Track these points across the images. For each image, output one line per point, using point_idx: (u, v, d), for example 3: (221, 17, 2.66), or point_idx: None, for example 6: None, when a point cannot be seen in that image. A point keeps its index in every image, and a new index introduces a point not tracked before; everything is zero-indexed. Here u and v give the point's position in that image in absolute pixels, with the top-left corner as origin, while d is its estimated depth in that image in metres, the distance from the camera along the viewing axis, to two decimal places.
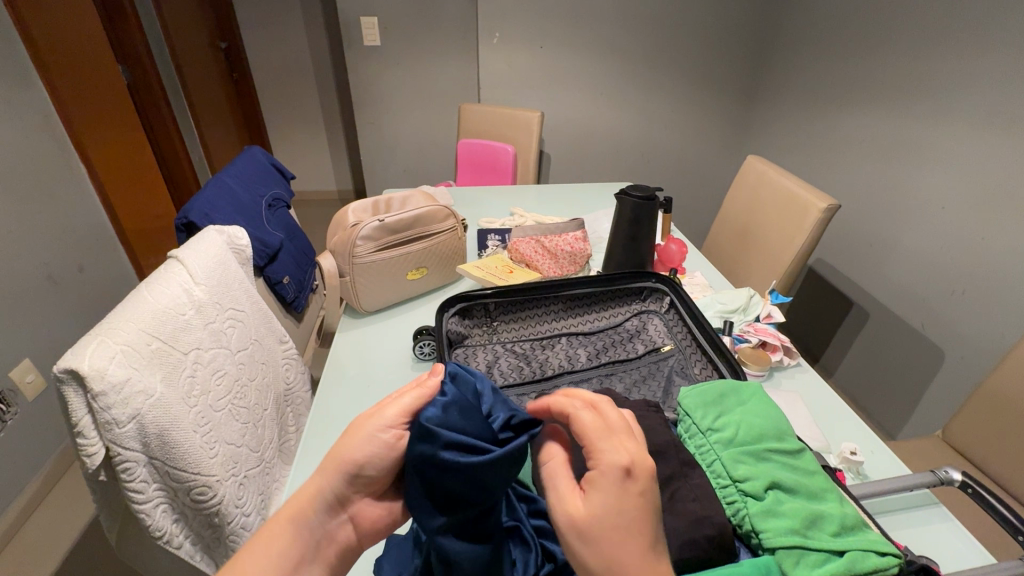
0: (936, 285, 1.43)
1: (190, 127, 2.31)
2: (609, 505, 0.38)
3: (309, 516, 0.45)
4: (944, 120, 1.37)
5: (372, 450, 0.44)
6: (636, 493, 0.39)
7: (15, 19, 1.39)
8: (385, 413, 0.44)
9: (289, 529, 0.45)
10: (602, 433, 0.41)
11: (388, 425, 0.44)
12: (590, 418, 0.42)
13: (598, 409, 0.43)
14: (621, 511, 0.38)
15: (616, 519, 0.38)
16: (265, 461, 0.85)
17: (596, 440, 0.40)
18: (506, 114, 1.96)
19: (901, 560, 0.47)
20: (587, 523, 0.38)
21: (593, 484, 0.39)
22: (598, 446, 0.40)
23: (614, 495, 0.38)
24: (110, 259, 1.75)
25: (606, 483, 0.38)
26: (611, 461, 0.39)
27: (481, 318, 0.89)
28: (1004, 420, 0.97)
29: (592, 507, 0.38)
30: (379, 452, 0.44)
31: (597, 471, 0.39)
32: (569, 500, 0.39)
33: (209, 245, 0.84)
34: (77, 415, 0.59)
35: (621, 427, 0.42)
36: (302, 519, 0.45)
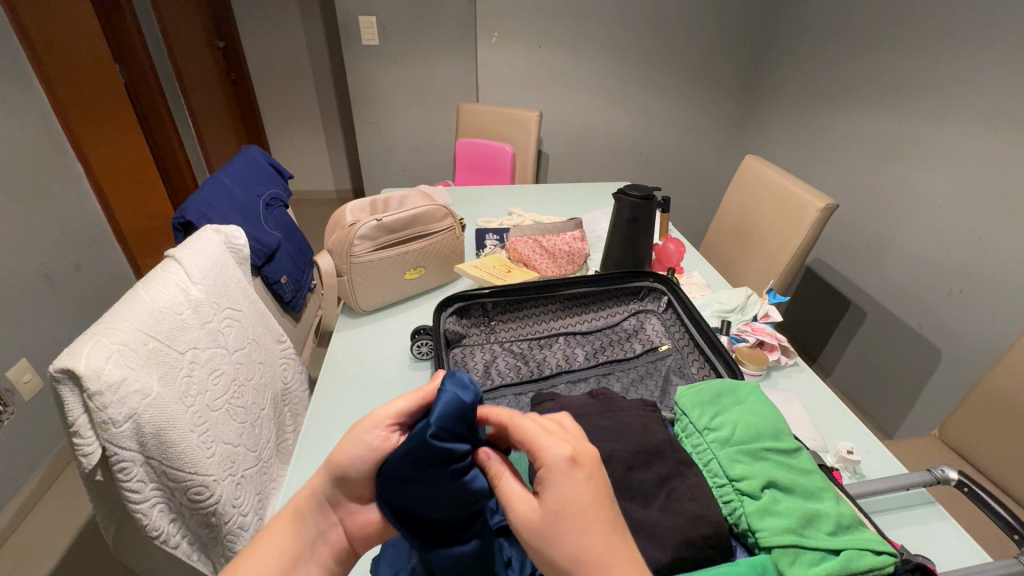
0: (934, 284, 1.43)
1: (187, 127, 2.30)
2: (562, 499, 0.38)
3: (302, 515, 0.46)
4: (942, 120, 1.37)
5: (357, 452, 0.43)
6: (584, 480, 0.39)
7: (13, 18, 1.39)
8: (377, 412, 0.44)
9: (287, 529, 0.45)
10: (541, 430, 0.41)
11: (378, 424, 0.43)
12: (524, 421, 0.41)
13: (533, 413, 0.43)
14: (572, 502, 0.38)
15: (569, 511, 0.38)
16: (262, 461, 0.85)
17: (534, 440, 0.40)
18: (505, 114, 1.96)
19: (897, 558, 0.47)
20: (544, 522, 0.38)
21: (543, 482, 0.39)
22: (538, 444, 0.40)
23: (567, 487, 0.38)
24: (108, 258, 1.74)
25: (555, 477, 0.39)
26: (556, 454, 0.39)
27: (479, 317, 0.89)
28: (1001, 419, 0.98)
29: (547, 506, 0.39)
30: (363, 453, 0.43)
31: (543, 467, 0.39)
32: (527, 509, 0.40)
33: (206, 244, 0.84)
34: (73, 415, 0.59)
35: (561, 425, 0.42)
36: (297, 515, 0.45)
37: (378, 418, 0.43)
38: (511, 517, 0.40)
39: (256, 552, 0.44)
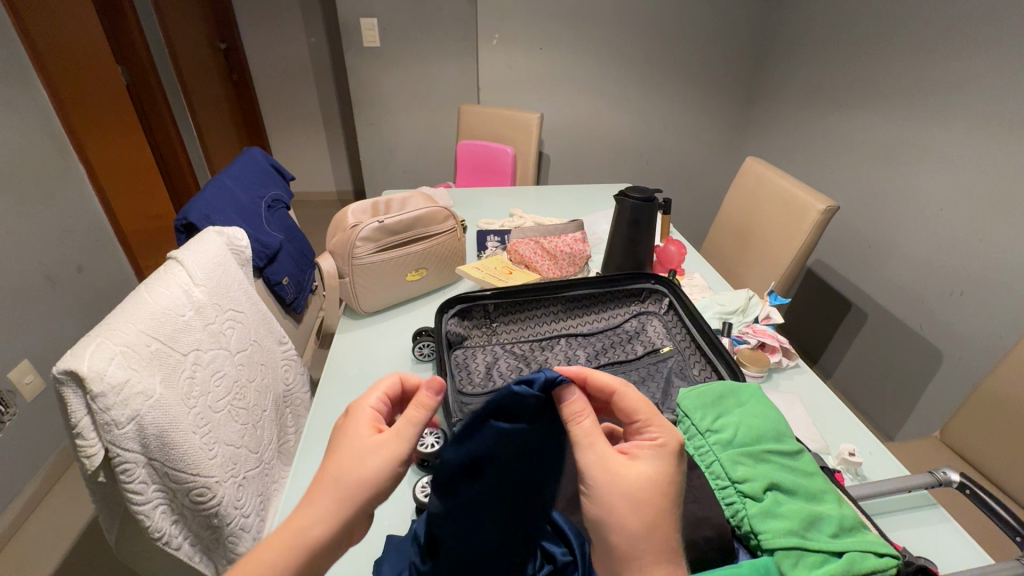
0: (935, 286, 1.43)
1: (189, 127, 2.30)
2: (658, 471, 0.41)
3: (318, 551, 0.41)
4: (942, 122, 1.38)
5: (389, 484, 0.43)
6: (680, 466, 0.42)
7: (16, 21, 1.40)
8: (391, 444, 0.43)
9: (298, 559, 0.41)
10: (652, 413, 0.44)
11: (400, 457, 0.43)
12: (639, 397, 0.45)
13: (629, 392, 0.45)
14: (667, 477, 0.41)
15: (661, 482, 0.41)
16: (264, 462, 0.85)
17: (648, 417, 0.44)
18: (506, 115, 1.96)
19: (898, 561, 0.46)
20: (635, 481, 0.40)
21: (645, 451, 0.42)
22: (653, 424, 0.44)
23: (669, 464, 0.42)
24: (110, 259, 1.75)
25: (661, 450, 0.42)
26: (671, 436, 0.43)
27: (480, 319, 0.89)
28: (1003, 421, 0.97)
29: (641, 470, 0.41)
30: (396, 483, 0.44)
31: (656, 439, 0.43)
32: (622, 465, 0.41)
33: (208, 246, 0.84)
34: (77, 416, 0.59)
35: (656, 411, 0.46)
36: (308, 554, 0.41)
37: (403, 450, 0.43)
38: (599, 469, 0.41)
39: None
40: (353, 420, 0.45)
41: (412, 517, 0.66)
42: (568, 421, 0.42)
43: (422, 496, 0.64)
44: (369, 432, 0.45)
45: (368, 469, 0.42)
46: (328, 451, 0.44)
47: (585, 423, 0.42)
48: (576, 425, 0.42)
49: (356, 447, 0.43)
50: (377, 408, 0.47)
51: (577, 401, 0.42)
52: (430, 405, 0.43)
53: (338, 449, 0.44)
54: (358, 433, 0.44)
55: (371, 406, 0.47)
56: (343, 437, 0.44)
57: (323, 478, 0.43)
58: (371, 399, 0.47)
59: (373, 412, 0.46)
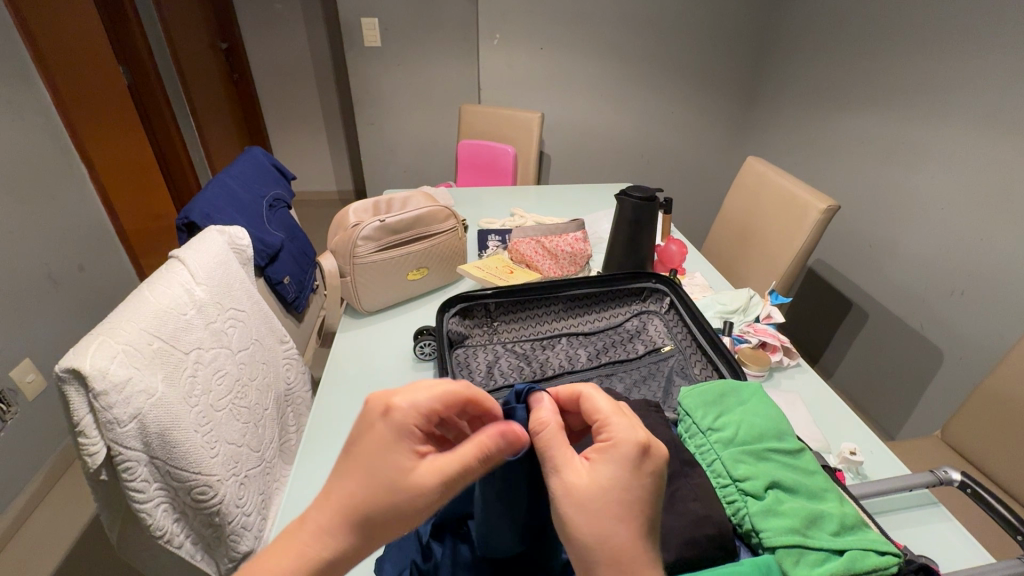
0: (936, 285, 1.43)
1: (190, 127, 2.30)
2: (616, 478, 0.38)
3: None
4: (944, 122, 1.38)
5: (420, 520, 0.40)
6: (648, 473, 0.38)
7: (17, 21, 1.40)
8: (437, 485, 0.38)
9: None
10: (615, 414, 0.40)
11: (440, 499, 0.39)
12: (606, 398, 0.42)
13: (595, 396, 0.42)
14: (626, 486, 0.37)
15: (619, 492, 0.37)
16: (265, 461, 0.85)
17: (610, 416, 0.40)
18: (506, 115, 1.96)
19: (900, 559, 0.46)
20: (586, 494, 0.37)
21: (602, 455, 0.39)
22: (611, 423, 0.40)
23: (625, 468, 0.38)
24: (111, 258, 1.75)
25: (618, 453, 0.38)
26: (630, 439, 0.38)
27: (481, 318, 0.89)
28: (1004, 421, 0.97)
29: (595, 478, 0.38)
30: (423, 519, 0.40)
31: (611, 441, 0.39)
32: (574, 472, 0.39)
33: (210, 245, 0.84)
34: (78, 414, 0.59)
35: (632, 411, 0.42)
36: None
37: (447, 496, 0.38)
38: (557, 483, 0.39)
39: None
40: (391, 442, 0.38)
41: None
42: (533, 430, 0.42)
43: None
44: (410, 460, 0.38)
45: (404, 510, 0.38)
46: (355, 472, 0.38)
47: (545, 433, 0.41)
48: (541, 434, 0.41)
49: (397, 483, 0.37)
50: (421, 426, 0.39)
51: (543, 410, 0.42)
52: (487, 451, 0.39)
53: (372, 475, 0.38)
54: (400, 461, 0.37)
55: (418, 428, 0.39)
56: (384, 465, 0.37)
57: (350, 510, 0.38)
58: (416, 400, 0.39)
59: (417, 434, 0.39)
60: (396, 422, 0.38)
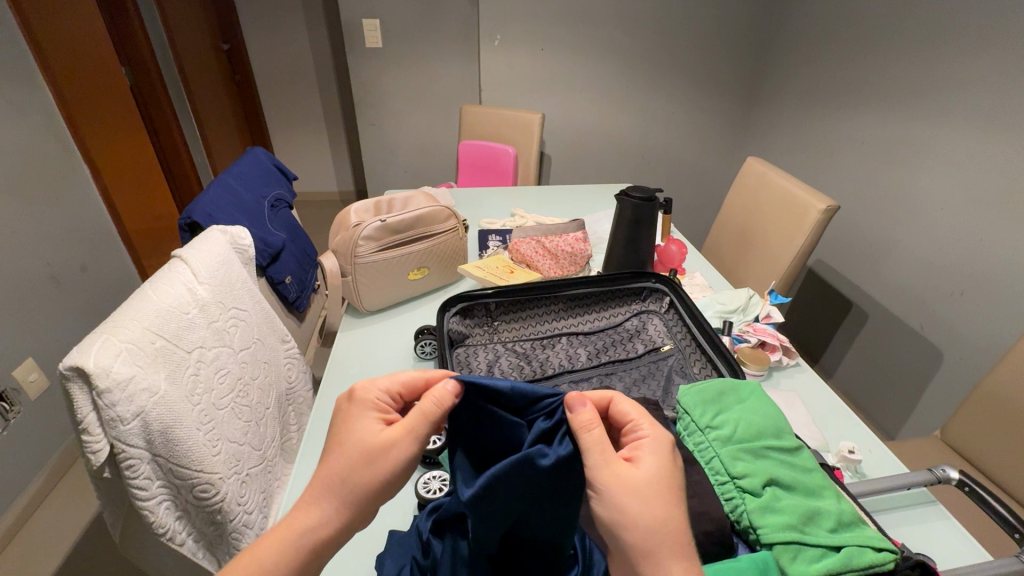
0: (936, 285, 1.43)
1: (191, 127, 2.31)
2: (660, 469, 0.43)
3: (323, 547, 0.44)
4: (943, 123, 1.38)
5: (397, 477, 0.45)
6: (676, 463, 0.45)
7: (22, 24, 1.41)
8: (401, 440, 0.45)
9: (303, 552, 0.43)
10: (644, 418, 0.46)
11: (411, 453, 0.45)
12: (632, 404, 0.47)
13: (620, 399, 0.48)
14: (668, 475, 0.43)
15: (664, 481, 0.42)
16: (267, 460, 0.86)
17: (641, 419, 0.46)
18: (507, 115, 1.97)
19: (897, 556, 0.47)
20: (642, 485, 0.42)
21: (645, 451, 0.44)
22: (643, 424, 0.46)
23: (667, 458, 0.44)
24: (113, 259, 1.75)
25: (659, 447, 0.44)
26: (662, 435, 0.45)
27: (482, 317, 0.90)
28: (1004, 421, 0.97)
29: (647, 470, 0.42)
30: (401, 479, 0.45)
31: (650, 438, 0.45)
32: (627, 468, 0.42)
33: (212, 245, 0.85)
34: (82, 412, 0.59)
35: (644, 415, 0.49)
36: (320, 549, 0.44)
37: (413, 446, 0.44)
38: (612, 477, 0.41)
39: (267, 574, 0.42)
40: (360, 415, 0.46)
41: (414, 512, 0.65)
42: (578, 431, 0.42)
43: (424, 493, 0.65)
44: (378, 426, 0.46)
45: (379, 464, 0.44)
46: (335, 447, 0.46)
47: (596, 432, 0.42)
48: (586, 434, 0.41)
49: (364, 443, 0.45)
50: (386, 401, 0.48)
51: (585, 413, 0.42)
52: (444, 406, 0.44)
53: (348, 446, 0.45)
54: (368, 428, 0.45)
55: (383, 401, 0.48)
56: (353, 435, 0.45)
57: (336, 479, 0.44)
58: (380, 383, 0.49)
59: (382, 407, 0.47)
60: (361, 398, 0.47)
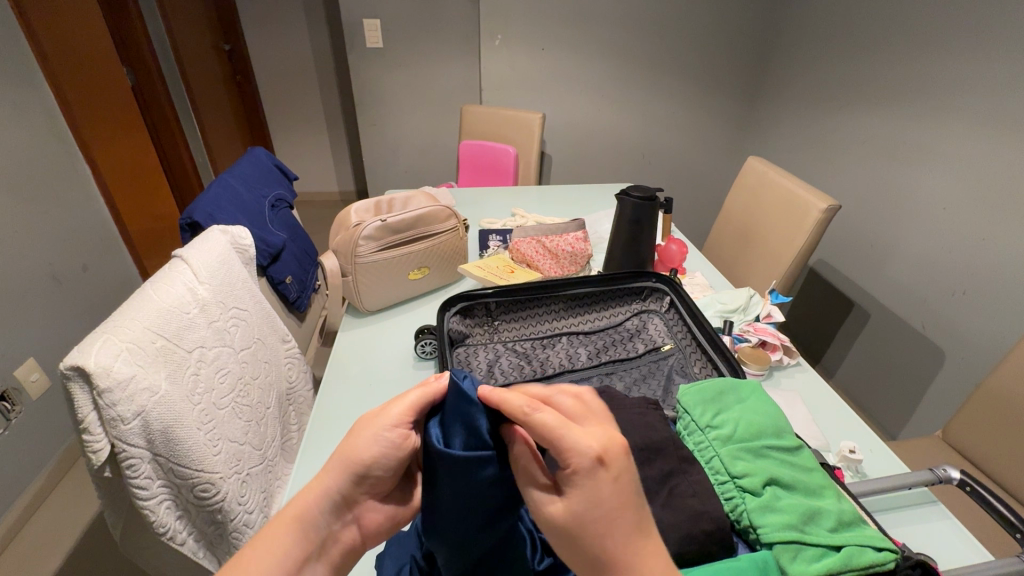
0: (938, 285, 1.43)
1: (193, 127, 2.31)
2: (586, 501, 0.38)
3: (310, 512, 0.44)
4: (946, 121, 1.37)
5: (379, 448, 0.44)
6: (611, 482, 0.38)
7: (23, 23, 1.41)
8: (391, 412, 0.45)
9: (295, 525, 0.44)
10: (559, 432, 0.38)
11: (395, 423, 0.45)
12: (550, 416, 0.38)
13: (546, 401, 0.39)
14: (598, 503, 0.38)
15: (593, 511, 0.38)
16: (267, 460, 0.86)
17: (554, 441, 0.38)
18: (507, 115, 1.97)
19: (898, 555, 0.47)
20: (569, 522, 0.38)
21: (567, 481, 0.38)
22: (559, 448, 0.38)
23: (590, 488, 0.37)
24: (114, 259, 1.75)
25: (585, 481, 0.38)
26: (579, 460, 0.37)
27: (482, 317, 0.90)
28: (1006, 420, 0.97)
29: (570, 508, 0.38)
30: (384, 450, 0.44)
31: (574, 469, 0.37)
32: (545, 500, 0.39)
33: (212, 245, 0.85)
34: (83, 411, 0.60)
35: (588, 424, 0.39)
36: (311, 523, 0.45)
37: (389, 415, 0.45)
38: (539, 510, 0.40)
39: (259, 551, 0.43)
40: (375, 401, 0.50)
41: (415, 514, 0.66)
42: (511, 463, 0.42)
43: None
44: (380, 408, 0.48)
45: (360, 433, 0.45)
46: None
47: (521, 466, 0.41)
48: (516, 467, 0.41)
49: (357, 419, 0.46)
50: None
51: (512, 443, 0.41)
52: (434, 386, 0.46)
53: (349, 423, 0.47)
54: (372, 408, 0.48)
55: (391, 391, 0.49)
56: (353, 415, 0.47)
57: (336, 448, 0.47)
58: None
59: None
60: None
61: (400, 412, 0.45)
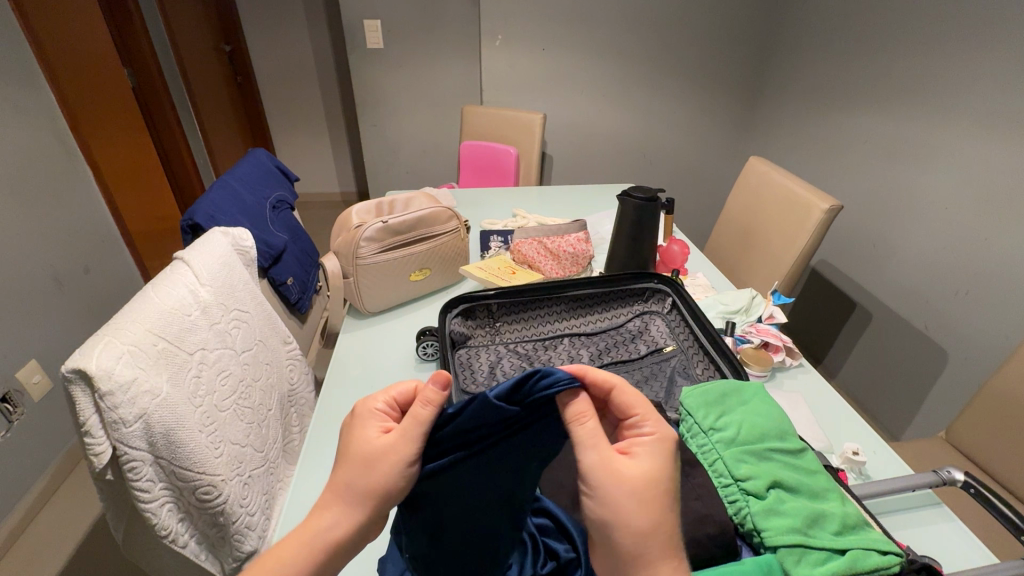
0: (940, 285, 1.42)
1: (194, 128, 2.32)
2: (658, 467, 0.40)
3: (333, 556, 0.42)
4: (948, 122, 1.37)
5: (400, 484, 0.41)
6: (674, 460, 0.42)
7: (23, 24, 1.41)
8: (403, 445, 0.41)
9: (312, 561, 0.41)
10: (645, 407, 0.43)
11: (410, 457, 0.41)
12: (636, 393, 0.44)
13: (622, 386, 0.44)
14: (664, 472, 0.41)
15: (659, 479, 0.40)
16: (269, 461, 0.86)
17: (645, 413, 0.43)
18: (508, 116, 1.97)
19: (902, 558, 0.47)
20: (643, 483, 0.39)
21: (644, 447, 0.41)
22: (646, 420, 0.43)
23: (665, 457, 0.41)
24: (116, 260, 1.76)
25: (660, 447, 0.41)
26: (665, 431, 0.42)
27: (484, 319, 0.89)
28: (1009, 421, 0.97)
29: (645, 469, 0.40)
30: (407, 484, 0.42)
31: (654, 435, 0.42)
32: (618, 459, 0.40)
33: (214, 246, 0.85)
34: (84, 415, 0.59)
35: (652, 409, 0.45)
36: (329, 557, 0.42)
37: (409, 452, 0.41)
38: (606, 472, 0.39)
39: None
40: (360, 417, 0.44)
41: None
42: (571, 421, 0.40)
43: None
44: (376, 432, 0.42)
45: (379, 473, 0.41)
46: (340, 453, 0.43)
47: (588, 425, 0.40)
48: (580, 426, 0.40)
49: (360, 453, 0.41)
50: (386, 408, 0.45)
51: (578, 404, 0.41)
52: (436, 402, 0.40)
53: (348, 455, 0.42)
54: (366, 433, 0.42)
55: (380, 409, 0.44)
56: (350, 445, 0.42)
57: (340, 483, 0.42)
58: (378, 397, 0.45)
59: (380, 414, 0.44)
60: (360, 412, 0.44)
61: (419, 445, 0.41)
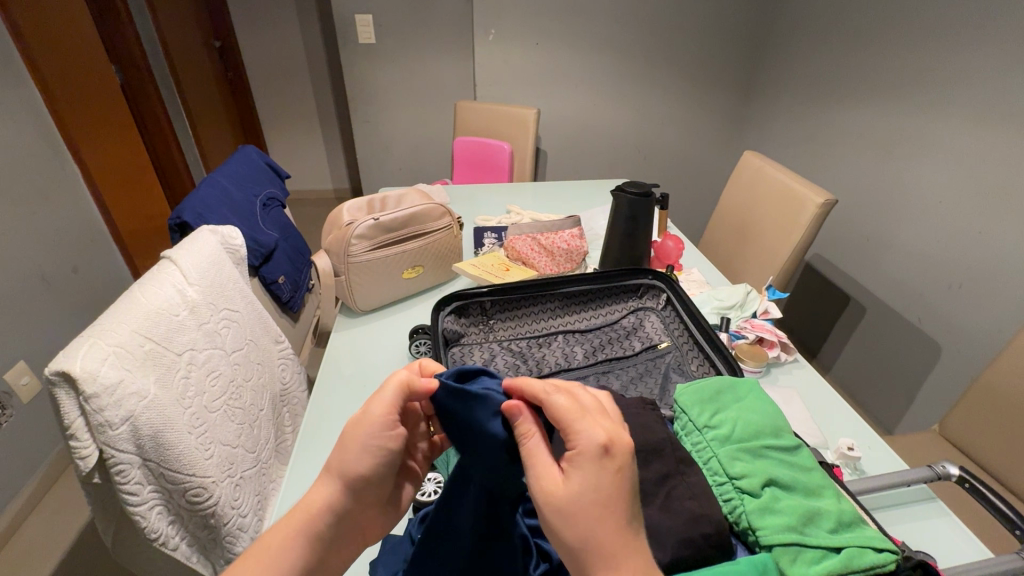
0: (933, 279, 1.43)
1: (183, 124, 2.28)
2: (588, 483, 0.37)
3: (324, 533, 0.44)
4: (945, 113, 1.36)
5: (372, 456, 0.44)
6: (612, 471, 0.37)
7: (6, 19, 1.38)
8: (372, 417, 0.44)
9: (301, 535, 0.44)
10: (577, 411, 0.39)
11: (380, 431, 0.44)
12: (588, 396, 0.42)
13: (573, 391, 0.42)
14: (600, 488, 0.37)
15: (595, 498, 0.37)
16: (261, 462, 0.85)
17: (574, 417, 0.39)
18: (502, 111, 1.95)
19: (898, 555, 0.46)
20: (566, 503, 0.37)
21: (574, 461, 0.38)
22: (578, 424, 0.38)
23: (595, 472, 0.37)
24: (104, 259, 1.73)
25: (585, 458, 0.37)
26: (590, 440, 0.38)
27: (477, 316, 0.88)
28: (1002, 414, 0.97)
29: (573, 487, 0.37)
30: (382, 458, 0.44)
31: (579, 449, 0.38)
32: (545, 474, 0.38)
33: (202, 245, 0.83)
34: (69, 417, 0.58)
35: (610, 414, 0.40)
36: (314, 534, 0.44)
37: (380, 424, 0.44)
38: (534, 488, 0.38)
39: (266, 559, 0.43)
40: None
41: (409, 517, 0.65)
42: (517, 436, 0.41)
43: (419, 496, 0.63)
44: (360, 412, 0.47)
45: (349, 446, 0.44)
46: None
47: (529, 443, 0.40)
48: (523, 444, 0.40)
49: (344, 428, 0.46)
50: None
51: (525, 420, 0.40)
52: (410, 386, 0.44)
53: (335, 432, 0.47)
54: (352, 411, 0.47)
55: None
56: None
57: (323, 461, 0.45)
58: None
59: None
60: None
61: (389, 419, 0.44)
